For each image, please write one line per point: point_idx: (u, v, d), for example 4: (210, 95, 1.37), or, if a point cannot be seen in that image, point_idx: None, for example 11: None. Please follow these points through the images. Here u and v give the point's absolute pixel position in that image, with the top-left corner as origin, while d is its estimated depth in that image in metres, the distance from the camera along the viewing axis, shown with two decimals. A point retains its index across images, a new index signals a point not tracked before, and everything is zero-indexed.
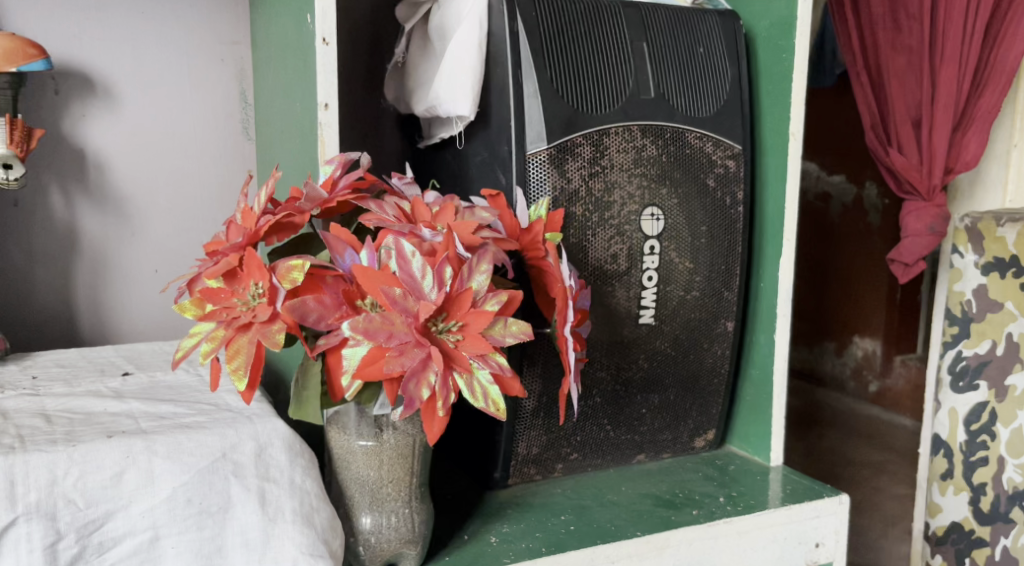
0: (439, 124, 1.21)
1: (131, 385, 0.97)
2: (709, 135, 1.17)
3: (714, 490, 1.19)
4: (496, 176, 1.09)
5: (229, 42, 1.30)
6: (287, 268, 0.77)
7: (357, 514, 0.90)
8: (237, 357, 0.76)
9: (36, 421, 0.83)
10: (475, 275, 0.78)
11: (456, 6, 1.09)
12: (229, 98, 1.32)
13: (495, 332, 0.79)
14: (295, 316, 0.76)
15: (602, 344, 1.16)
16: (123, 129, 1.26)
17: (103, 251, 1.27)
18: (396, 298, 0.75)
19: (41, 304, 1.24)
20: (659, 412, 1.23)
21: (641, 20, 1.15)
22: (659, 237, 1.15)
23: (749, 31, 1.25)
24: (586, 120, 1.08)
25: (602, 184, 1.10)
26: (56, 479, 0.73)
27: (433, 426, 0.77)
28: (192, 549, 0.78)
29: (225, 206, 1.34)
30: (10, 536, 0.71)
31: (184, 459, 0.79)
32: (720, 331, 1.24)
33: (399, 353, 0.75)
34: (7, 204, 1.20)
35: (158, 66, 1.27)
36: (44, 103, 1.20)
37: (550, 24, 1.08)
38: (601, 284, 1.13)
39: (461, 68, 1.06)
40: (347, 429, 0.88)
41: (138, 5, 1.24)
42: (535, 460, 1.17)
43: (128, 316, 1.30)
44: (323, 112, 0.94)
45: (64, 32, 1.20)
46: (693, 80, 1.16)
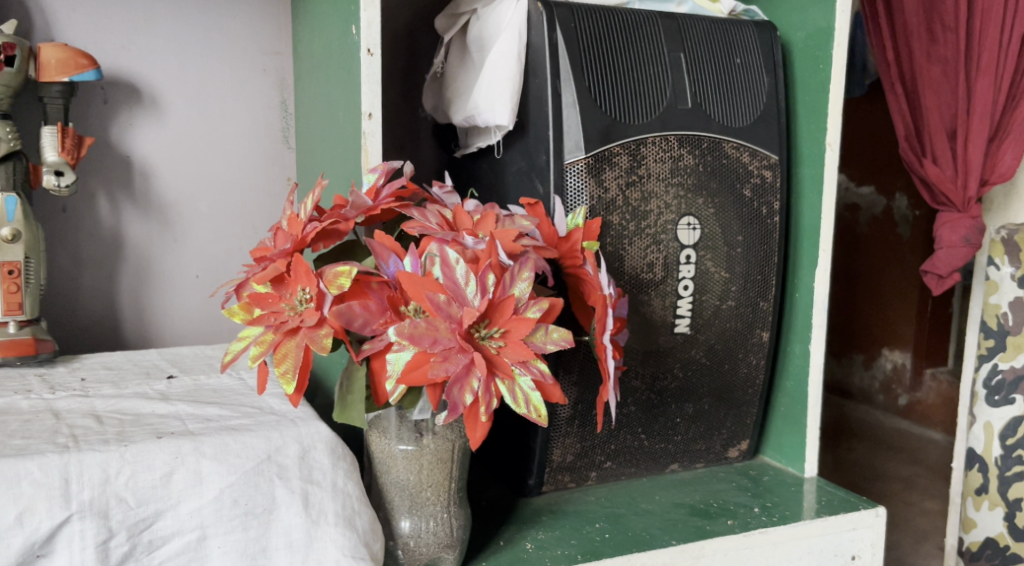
0: (476, 133, 1.22)
1: (176, 388, 0.99)
2: (746, 145, 1.17)
3: (749, 500, 1.19)
4: (533, 185, 1.10)
5: (271, 52, 1.33)
6: (334, 274, 0.78)
7: (396, 518, 0.91)
8: (285, 361, 0.77)
9: (88, 421, 0.85)
10: (517, 282, 0.79)
11: (495, 17, 1.10)
12: (270, 107, 1.34)
13: (537, 339, 0.80)
14: (341, 321, 0.77)
15: (638, 353, 1.16)
16: (168, 137, 1.29)
17: (147, 256, 1.30)
18: (440, 304, 0.76)
19: (87, 309, 1.27)
20: (693, 422, 1.23)
21: (678, 30, 1.15)
22: (696, 247, 1.16)
23: (786, 41, 1.26)
24: (624, 129, 1.09)
25: (639, 193, 1.11)
26: (109, 478, 0.75)
27: (476, 431, 0.78)
28: (238, 549, 0.80)
29: (265, 214, 1.37)
30: (63, 533, 0.73)
31: (231, 460, 0.81)
32: (755, 341, 1.24)
33: (444, 359, 0.76)
34: (55, 210, 1.23)
35: (202, 76, 1.29)
36: (93, 111, 1.23)
37: (589, 35, 1.09)
38: (637, 292, 1.13)
39: (501, 79, 1.07)
40: (388, 434, 0.90)
41: (184, 16, 1.27)
42: (569, 468, 1.17)
43: (170, 320, 1.33)
44: (367, 121, 0.96)
45: (113, 43, 1.23)
46: (731, 91, 1.17)
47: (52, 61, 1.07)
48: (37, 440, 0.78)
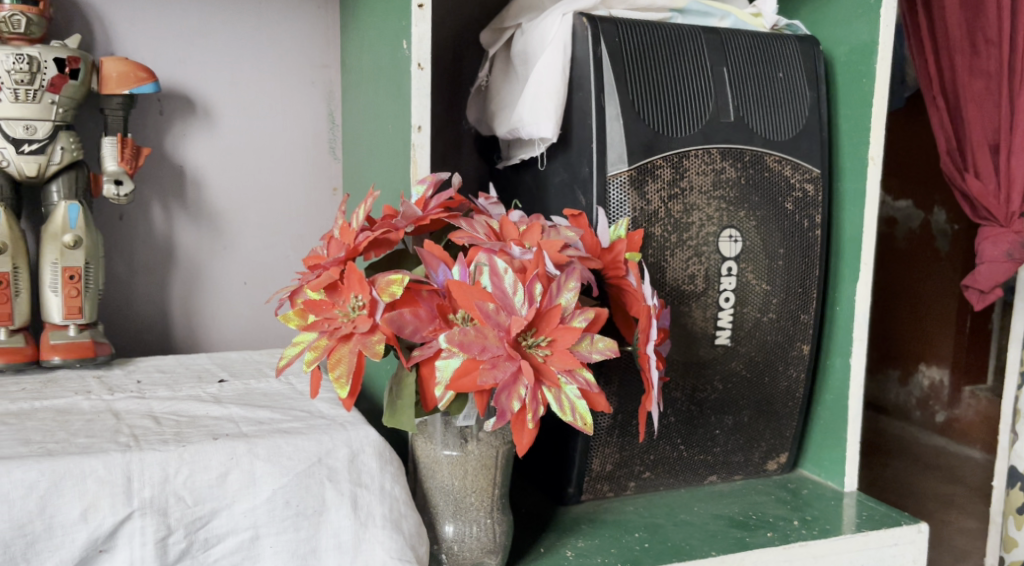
0: (518, 145, 1.24)
1: (228, 392, 1.01)
2: (788, 159, 1.18)
3: (788, 513, 1.19)
4: (576, 197, 1.11)
5: (320, 65, 1.36)
6: (387, 282, 0.81)
7: (441, 522, 0.93)
8: (339, 365, 0.79)
9: (146, 422, 0.88)
10: (564, 292, 0.81)
11: (540, 32, 1.12)
12: (318, 119, 1.37)
13: (582, 348, 0.81)
14: (393, 328, 0.80)
15: (678, 364, 1.17)
16: (219, 148, 1.32)
17: (197, 263, 1.33)
18: (489, 313, 0.78)
19: (139, 314, 1.31)
20: (732, 434, 1.24)
21: (721, 45, 1.16)
22: (737, 259, 1.17)
23: (828, 56, 1.26)
24: (667, 142, 1.11)
25: (681, 205, 1.12)
26: (168, 477, 0.78)
27: (522, 438, 0.79)
28: (289, 549, 0.82)
29: (312, 223, 1.40)
30: (125, 530, 0.76)
31: (283, 462, 0.83)
32: (795, 354, 1.24)
33: (492, 366, 0.77)
34: (112, 217, 1.27)
35: (254, 88, 1.33)
36: (149, 122, 1.27)
37: (633, 49, 1.11)
38: (678, 303, 1.14)
39: (545, 91, 1.09)
40: (433, 439, 0.91)
41: (238, 31, 1.31)
42: (608, 477, 1.18)
43: (217, 326, 1.36)
44: (417, 133, 0.98)
45: (170, 56, 1.28)
46: (773, 105, 1.17)
47: (114, 74, 1.11)
48: (100, 439, 0.81)
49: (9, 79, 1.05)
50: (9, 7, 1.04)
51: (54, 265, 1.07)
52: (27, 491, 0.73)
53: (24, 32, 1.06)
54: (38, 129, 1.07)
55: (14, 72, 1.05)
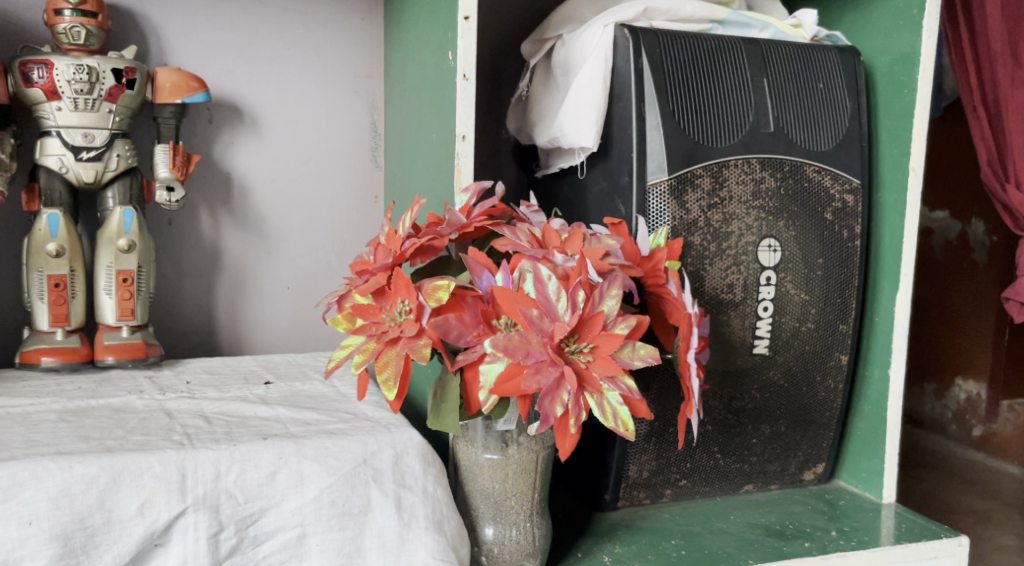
0: (558, 154, 1.26)
1: (275, 393, 1.04)
2: (827, 169, 1.18)
3: (825, 523, 1.19)
4: (615, 205, 1.13)
5: (363, 76, 1.39)
6: (433, 288, 0.82)
7: (481, 525, 0.95)
8: (387, 369, 0.81)
9: (198, 421, 0.90)
10: (606, 299, 0.81)
11: (581, 42, 1.14)
12: (361, 128, 1.40)
13: (624, 355, 0.82)
14: (438, 333, 0.81)
15: (715, 373, 1.18)
16: (265, 156, 1.36)
17: (242, 268, 1.36)
18: (532, 319, 0.79)
19: (186, 317, 1.34)
20: (770, 443, 1.24)
21: (762, 56, 1.17)
22: (776, 268, 1.17)
23: (869, 67, 1.26)
24: (707, 152, 1.12)
25: (720, 215, 1.13)
26: (220, 475, 0.80)
27: (565, 442, 0.80)
28: (335, 548, 0.84)
29: (353, 229, 1.42)
30: (178, 526, 0.78)
31: (330, 462, 0.85)
32: (834, 364, 1.24)
33: (536, 371, 0.79)
34: (162, 222, 1.31)
35: (299, 97, 1.36)
36: (199, 130, 1.31)
37: (674, 60, 1.12)
38: (717, 312, 1.15)
39: (586, 101, 1.11)
40: (474, 443, 0.93)
41: (285, 42, 1.34)
42: (645, 484, 1.19)
43: (260, 329, 1.39)
44: (461, 142, 1.00)
45: (219, 66, 1.31)
46: (813, 116, 1.18)
47: (167, 84, 1.15)
48: (155, 437, 0.84)
49: (69, 89, 1.08)
50: (69, 19, 1.08)
51: (108, 268, 1.11)
52: (87, 486, 0.75)
53: (83, 43, 1.10)
54: (96, 137, 1.11)
55: (74, 82, 1.08)
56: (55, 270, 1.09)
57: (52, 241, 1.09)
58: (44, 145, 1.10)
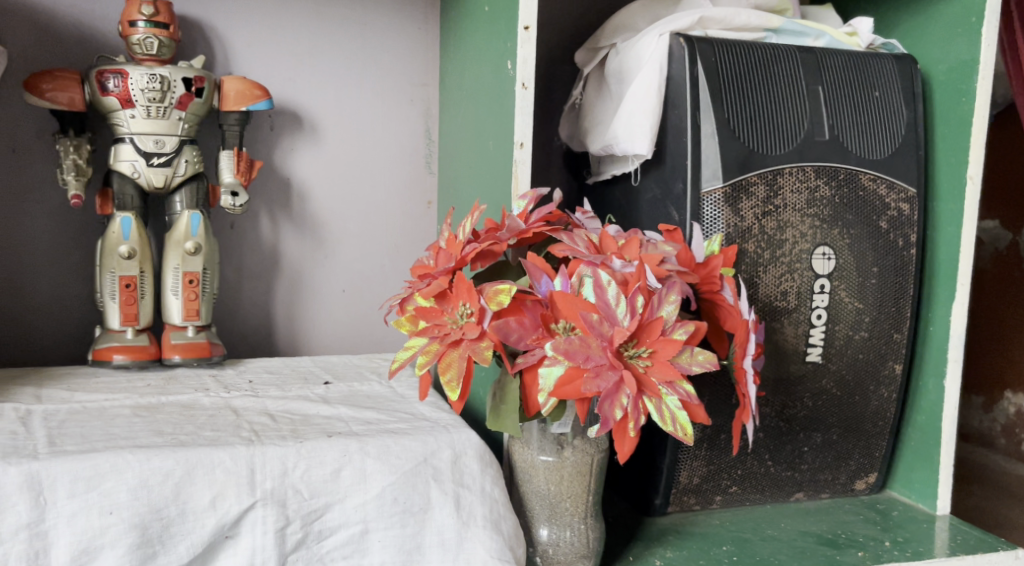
0: (609, 160, 1.28)
1: (335, 393, 1.07)
2: (883, 177, 1.18)
3: (878, 533, 1.18)
4: (669, 212, 1.14)
5: (418, 84, 1.42)
6: (495, 291, 0.85)
7: (536, 525, 0.96)
8: (450, 369, 0.83)
9: (264, 419, 0.93)
10: (665, 304, 0.82)
11: (636, 51, 1.16)
12: (416, 135, 1.43)
13: (683, 360, 0.83)
14: (499, 335, 0.83)
15: (768, 381, 1.18)
16: (323, 162, 1.39)
17: (300, 271, 1.40)
18: (593, 323, 0.81)
19: (246, 318, 1.38)
20: (821, 451, 1.23)
21: (817, 64, 1.17)
22: (830, 276, 1.17)
23: (925, 75, 1.26)
24: (762, 160, 1.12)
25: (775, 222, 1.13)
26: (287, 470, 0.83)
27: (624, 445, 0.81)
28: (396, 545, 0.86)
29: (407, 234, 1.45)
30: (248, 519, 0.81)
31: (392, 460, 0.87)
32: (887, 373, 1.23)
33: (596, 375, 0.80)
34: (224, 226, 1.35)
35: (356, 105, 1.39)
36: (261, 136, 1.35)
37: (729, 68, 1.12)
38: (770, 319, 1.15)
39: (641, 109, 1.12)
40: (530, 444, 0.95)
41: (344, 51, 1.38)
42: (695, 490, 1.19)
43: (317, 331, 1.42)
44: (519, 150, 1.02)
45: (281, 75, 1.35)
46: (869, 124, 1.18)
47: (233, 92, 1.18)
48: (224, 433, 0.87)
49: (142, 97, 1.12)
50: (143, 30, 1.13)
51: (176, 269, 1.16)
52: (163, 478, 0.79)
53: (156, 53, 1.14)
54: (166, 144, 1.15)
55: (147, 90, 1.12)
56: (127, 271, 1.13)
57: (125, 244, 1.13)
58: (118, 151, 1.14)
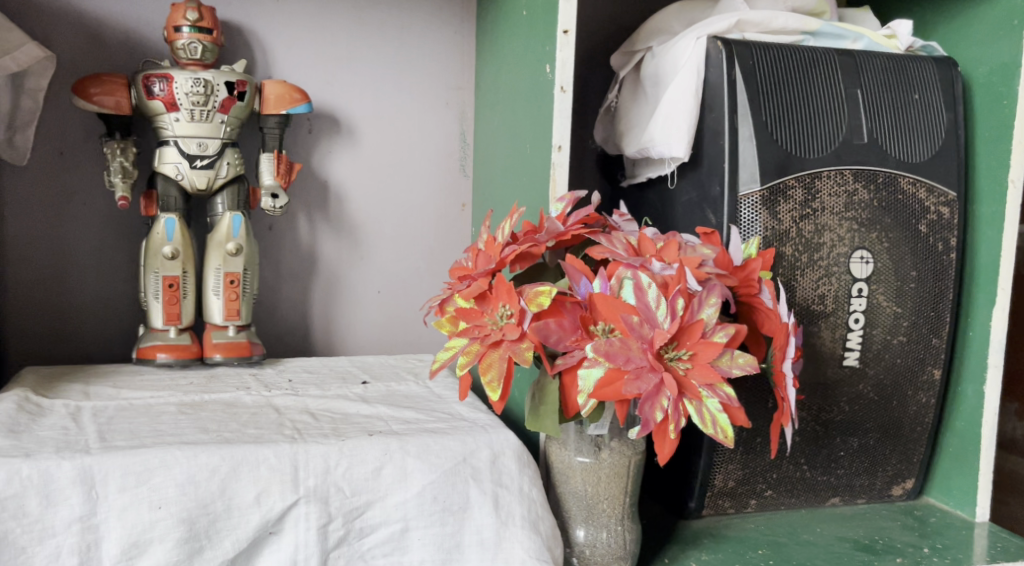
0: (643, 163, 1.29)
1: (373, 393, 1.08)
2: (923, 181, 1.17)
3: (917, 540, 1.17)
4: (705, 215, 1.14)
5: (454, 87, 1.43)
6: (535, 293, 0.85)
7: (573, 526, 0.97)
8: (491, 370, 0.84)
9: (305, 417, 0.95)
10: (705, 307, 0.82)
11: (673, 55, 1.16)
12: (451, 137, 1.44)
13: (723, 363, 0.83)
14: (539, 336, 0.84)
15: (806, 385, 1.17)
16: (361, 165, 1.40)
17: (337, 272, 1.41)
18: (633, 325, 0.81)
19: (284, 318, 1.40)
20: (857, 456, 1.23)
21: (855, 66, 1.16)
22: (868, 280, 1.16)
23: (966, 78, 1.25)
24: (799, 163, 1.12)
25: (812, 225, 1.13)
26: (329, 468, 0.84)
27: (664, 447, 0.82)
28: (436, 543, 0.87)
29: (442, 237, 1.46)
30: (291, 516, 0.82)
31: (432, 459, 0.88)
32: (926, 378, 1.22)
33: (636, 377, 0.80)
34: (263, 227, 1.37)
35: (393, 108, 1.41)
36: (300, 139, 1.37)
37: (768, 71, 1.12)
38: (807, 323, 1.15)
39: (678, 113, 1.12)
40: (567, 446, 0.95)
41: (382, 55, 1.39)
42: (730, 493, 1.19)
43: (352, 331, 1.44)
44: (557, 152, 1.03)
45: (319, 79, 1.37)
46: (908, 127, 1.17)
47: (273, 96, 1.20)
48: (268, 430, 0.89)
49: (186, 101, 1.15)
50: (187, 36, 1.15)
51: (217, 270, 1.18)
52: (210, 474, 0.80)
53: (200, 58, 1.16)
54: (209, 146, 1.17)
55: (191, 94, 1.14)
56: (170, 271, 1.16)
57: (168, 245, 1.15)
58: (162, 154, 1.16)
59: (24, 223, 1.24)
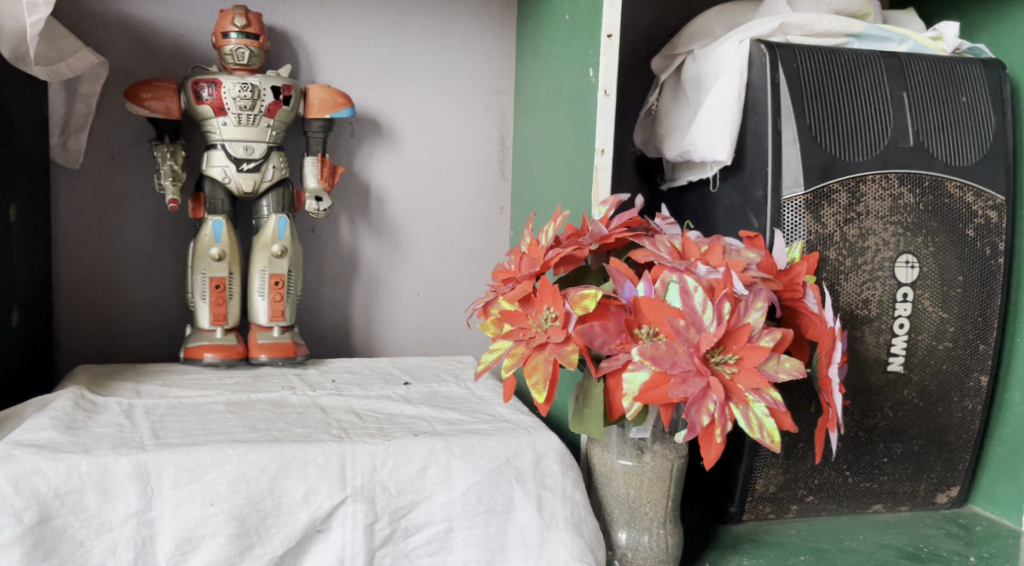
0: (683, 167, 1.28)
1: (415, 394, 1.09)
2: (970, 185, 1.16)
3: (962, 548, 1.16)
4: (748, 219, 1.13)
5: (494, 91, 1.44)
6: (580, 296, 0.86)
7: (615, 529, 0.97)
8: (536, 372, 0.85)
9: (351, 417, 0.96)
10: (752, 311, 0.82)
11: (715, 58, 1.16)
12: (490, 141, 1.45)
13: (769, 367, 0.82)
14: (584, 339, 0.84)
15: (849, 390, 1.16)
16: (401, 168, 1.42)
17: (377, 274, 1.43)
18: (679, 329, 0.81)
19: (326, 319, 1.41)
20: (901, 463, 1.21)
21: (901, 69, 1.15)
22: (914, 285, 1.15)
23: (1013, 81, 1.23)
24: (844, 166, 1.11)
25: (857, 230, 1.12)
26: (376, 468, 0.85)
27: (710, 451, 0.81)
28: (480, 543, 0.87)
29: (481, 240, 1.47)
30: (339, 514, 0.83)
31: (476, 460, 0.88)
32: (972, 385, 1.21)
33: (682, 380, 0.80)
34: (306, 229, 1.38)
35: (433, 112, 1.42)
36: (342, 143, 1.38)
37: (812, 74, 1.11)
38: (851, 328, 1.14)
39: (720, 116, 1.12)
40: (609, 449, 0.96)
41: (423, 60, 1.41)
42: (771, 498, 1.18)
43: (392, 333, 1.45)
44: (600, 156, 1.03)
45: (362, 84, 1.38)
46: (955, 130, 1.16)
47: (317, 100, 1.22)
48: (315, 430, 0.90)
49: (234, 105, 1.16)
50: (235, 41, 1.17)
51: (262, 272, 1.19)
52: (260, 472, 0.82)
53: (247, 63, 1.18)
54: (255, 150, 1.19)
55: (239, 99, 1.16)
56: (216, 273, 1.17)
57: (216, 246, 1.17)
58: (210, 157, 1.18)
59: (76, 225, 1.27)
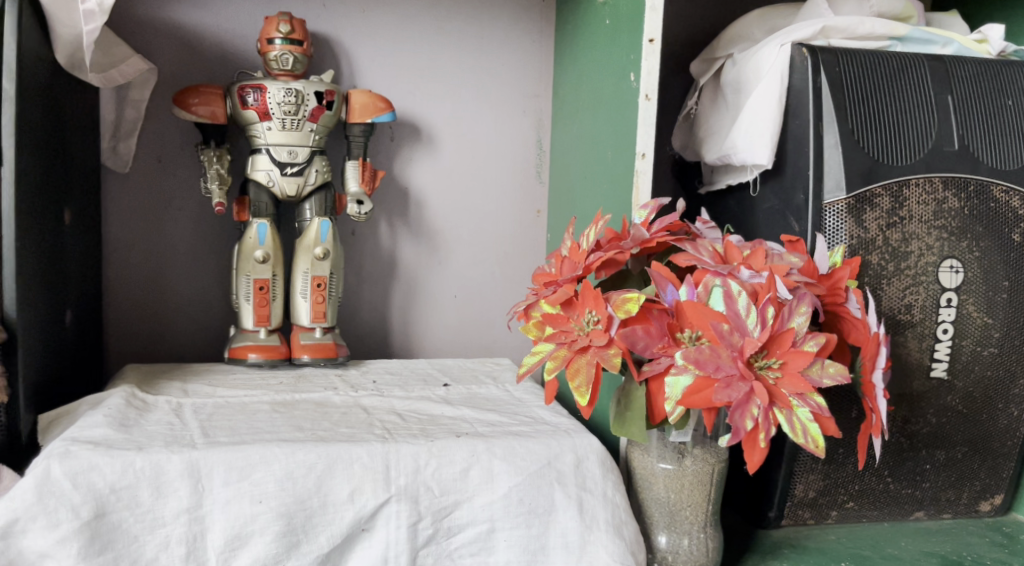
0: (722, 171, 1.28)
1: (455, 395, 1.10)
2: (1016, 189, 1.14)
3: (1006, 556, 1.14)
4: (789, 223, 1.13)
5: (531, 95, 1.45)
6: (622, 300, 0.86)
7: (655, 532, 0.97)
8: (578, 375, 0.86)
9: (393, 418, 0.97)
10: (795, 316, 0.82)
11: (756, 62, 1.16)
12: (528, 144, 1.46)
13: (813, 372, 0.82)
14: (626, 342, 0.85)
15: (891, 396, 1.15)
16: (440, 172, 1.43)
17: (416, 277, 1.44)
18: (724, 333, 0.81)
19: (365, 321, 1.43)
20: (944, 470, 1.20)
21: (945, 72, 1.14)
22: (958, 290, 1.14)
23: None
24: (887, 170, 1.10)
25: (900, 234, 1.11)
26: (419, 468, 0.86)
27: (753, 456, 0.81)
28: (521, 544, 0.88)
29: (519, 243, 1.48)
30: (383, 513, 0.85)
31: (518, 462, 0.89)
32: (1017, 392, 1.19)
33: (726, 385, 0.80)
34: (346, 232, 1.40)
35: (472, 116, 1.43)
36: (381, 147, 1.40)
37: (854, 78, 1.11)
38: (893, 333, 1.13)
39: (761, 120, 1.12)
40: (649, 452, 0.96)
41: (462, 64, 1.42)
42: (811, 504, 1.17)
43: (430, 335, 1.46)
44: (640, 160, 1.03)
45: (402, 88, 1.40)
46: (1000, 134, 1.14)
47: (358, 105, 1.23)
48: (359, 430, 0.91)
49: (278, 110, 1.18)
50: (279, 47, 1.19)
51: (305, 273, 1.21)
52: (307, 471, 0.83)
53: (291, 69, 1.20)
54: (299, 154, 1.21)
55: (283, 104, 1.18)
56: (260, 275, 1.19)
57: (260, 249, 1.19)
58: (255, 161, 1.20)
59: (123, 228, 1.29)
